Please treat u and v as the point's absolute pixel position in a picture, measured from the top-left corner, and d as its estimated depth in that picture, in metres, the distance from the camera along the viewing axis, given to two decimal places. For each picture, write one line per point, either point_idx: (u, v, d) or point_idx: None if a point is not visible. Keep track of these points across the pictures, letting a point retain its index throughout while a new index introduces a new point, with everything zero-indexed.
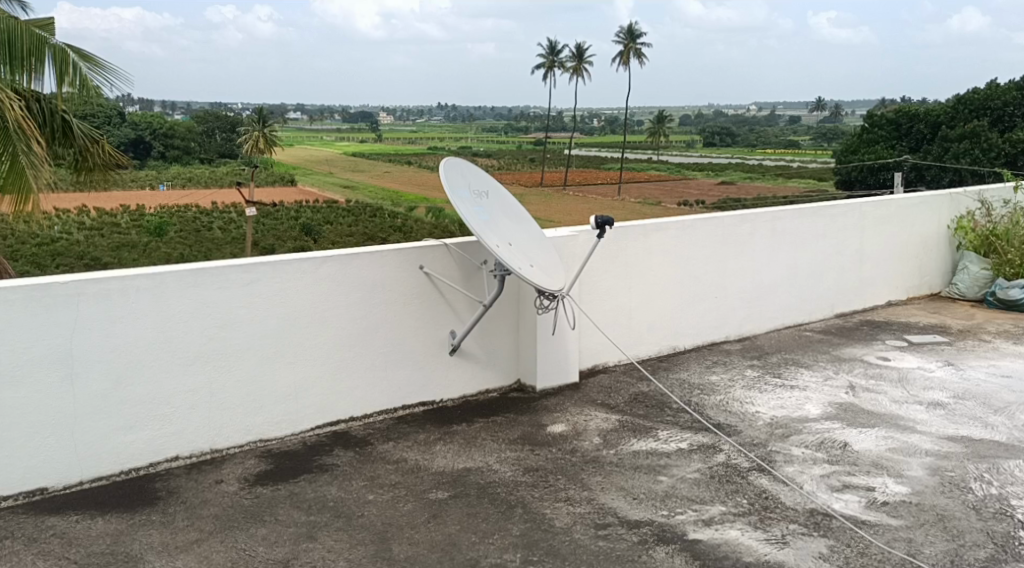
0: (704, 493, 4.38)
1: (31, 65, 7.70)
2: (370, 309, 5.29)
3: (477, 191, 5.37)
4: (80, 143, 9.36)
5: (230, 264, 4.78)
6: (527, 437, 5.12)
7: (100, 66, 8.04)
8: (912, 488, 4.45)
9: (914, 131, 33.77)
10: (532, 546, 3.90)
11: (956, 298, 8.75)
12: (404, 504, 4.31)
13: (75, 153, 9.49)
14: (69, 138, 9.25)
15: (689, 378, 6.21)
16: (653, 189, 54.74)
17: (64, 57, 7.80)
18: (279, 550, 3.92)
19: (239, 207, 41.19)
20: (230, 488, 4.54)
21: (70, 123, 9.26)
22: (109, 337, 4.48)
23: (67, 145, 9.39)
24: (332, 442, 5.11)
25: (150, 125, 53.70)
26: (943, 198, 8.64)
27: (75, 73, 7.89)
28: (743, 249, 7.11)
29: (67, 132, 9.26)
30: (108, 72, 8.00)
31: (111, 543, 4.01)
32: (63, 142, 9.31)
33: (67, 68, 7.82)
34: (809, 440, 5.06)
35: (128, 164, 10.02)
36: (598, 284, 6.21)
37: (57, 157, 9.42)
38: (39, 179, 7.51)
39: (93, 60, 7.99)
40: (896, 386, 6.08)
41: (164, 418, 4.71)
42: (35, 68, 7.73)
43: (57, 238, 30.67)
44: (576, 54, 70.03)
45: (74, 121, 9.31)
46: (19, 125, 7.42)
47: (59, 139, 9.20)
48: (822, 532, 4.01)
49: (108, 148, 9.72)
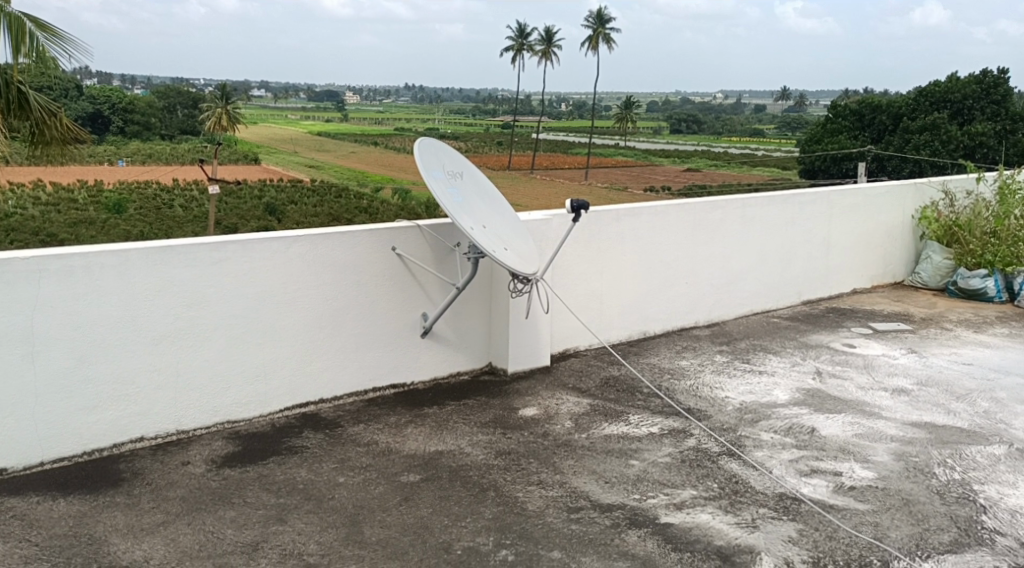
0: (675, 477, 4.41)
1: None
2: (341, 290, 5.23)
3: (451, 172, 5.32)
4: (37, 116, 9.16)
5: (197, 242, 4.69)
6: (498, 420, 5.10)
7: (58, 37, 7.83)
8: (878, 473, 4.51)
9: (877, 121, 34.20)
10: (504, 529, 3.89)
11: (919, 287, 8.88)
12: (376, 487, 4.28)
13: (31, 126, 9.27)
14: (24, 110, 9.05)
15: (659, 362, 6.23)
16: (619, 174, 54.90)
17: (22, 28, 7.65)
18: (247, 533, 3.87)
19: (201, 185, 40.60)
20: (197, 470, 4.47)
21: (26, 95, 9.07)
22: (72, 315, 4.38)
23: (23, 117, 9.18)
24: (301, 423, 5.05)
25: (109, 99, 52.69)
26: (908, 188, 8.74)
27: (31, 43, 7.72)
28: (713, 235, 7.14)
29: (23, 104, 9.08)
30: (65, 42, 7.79)
31: (73, 525, 3.93)
32: (19, 115, 9.11)
33: (23, 38, 7.67)
34: (778, 425, 5.11)
35: (86, 139, 9.80)
36: (570, 268, 6.20)
37: (12, 129, 9.22)
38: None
39: (50, 30, 7.80)
40: (861, 372, 6.16)
41: (129, 398, 4.62)
42: None
43: (12, 213, 29.97)
44: (544, 36, 69.85)
45: (30, 93, 9.11)
46: None
47: (14, 110, 9.01)
48: (791, 516, 4.05)
49: (66, 122, 9.50)
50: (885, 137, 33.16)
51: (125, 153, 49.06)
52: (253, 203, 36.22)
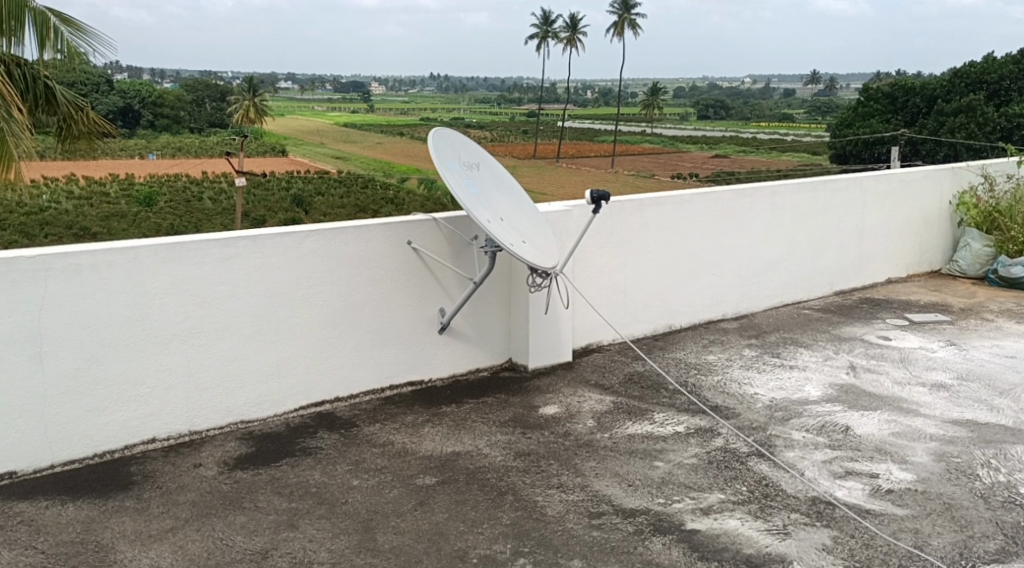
0: (702, 480, 4.22)
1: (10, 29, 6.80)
2: (356, 286, 5.09)
3: (467, 163, 5.16)
4: (64, 111, 8.82)
5: (207, 238, 4.56)
6: (518, 419, 4.94)
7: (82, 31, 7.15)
8: (917, 475, 4.30)
9: (911, 104, 33.40)
10: (522, 536, 3.73)
11: (957, 276, 8.57)
12: (390, 490, 4.13)
13: (59, 121, 8.94)
14: (51, 105, 8.69)
15: (685, 357, 6.04)
16: (647, 162, 54.36)
17: (43, 20, 6.95)
18: (257, 540, 3.74)
19: (230, 177, 40.67)
20: (209, 472, 4.35)
21: (53, 90, 8.72)
22: (80, 315, 4.27)
23: (50, 112, 8.81)
24: (316, 423, 4.92)
25: (139, 94, 52.97)
26: (945, 172, 8.43)
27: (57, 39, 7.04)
28: (741, 224, 6.91)
29: (50, 98, 8.70)
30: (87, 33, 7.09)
31: (81, 531, 3.81)
32: (45, 110, 8.73)
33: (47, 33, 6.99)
34: (810, 424, 4.90)
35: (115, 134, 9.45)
36: (593, 260, 6.01)
37: (40, 125, 8.90)
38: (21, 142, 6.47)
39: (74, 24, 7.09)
40: (897, 366, 5.93)
41: (140, 399, 4.51)
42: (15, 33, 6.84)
43: (45, 208, 30.22)
44: (569, 22, 69.29)
45: (57, 88, 8.77)
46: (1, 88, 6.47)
47: (40, 106, 8.67)
48: (825, 521, 3.85)
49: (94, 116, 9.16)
50: (919, 120, 32.45)
51: (154, 145, 49.31)
52: (282, 195, 36.22)
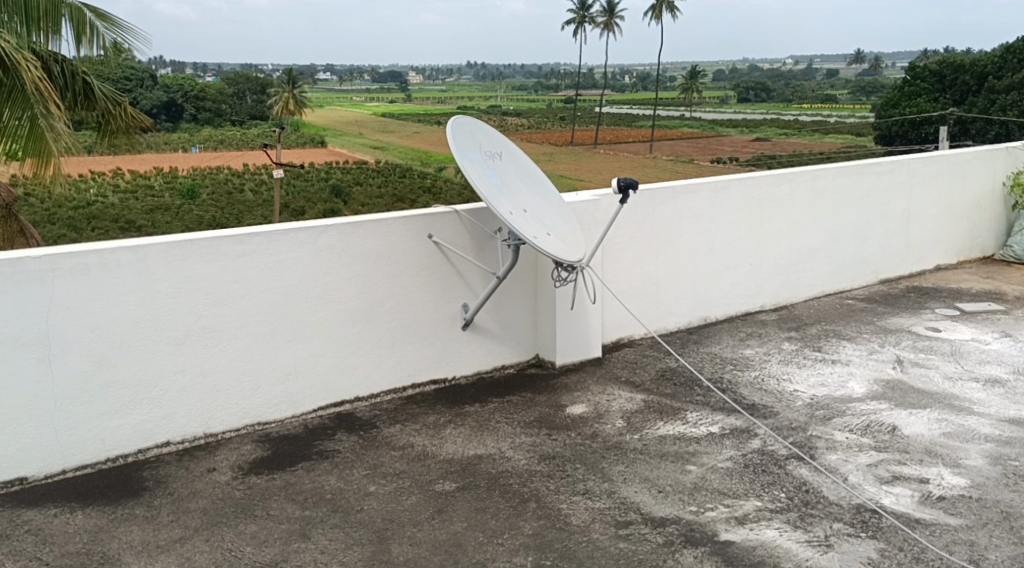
0: (737, 485, 3.97)
1: (47, 25, 5.92)
2: (375, 281, 4.90)
3: (488, 152, 4.94)
4: (103, 106, 7.89)
5: (219, 235, 4.38)
6: (544, 419, 4.73)
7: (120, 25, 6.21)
8: (971, 481, 4.02)
9: (959, 82, 31.73)
10: (544, 548, 3.51)
11: (1011, 262, 8.16)
12: (408, 497, 3.93)
13: (97, 116, 8.06)
14: (89, 100, 7.81)
15: (721, 352, 5.77)
16: (686, 147, 53.59)
17: (79, 15, 6.02)
18: (267, 551, 3.53)
19: (270, 169, 40.84)
20: (222, 478, 4.14)
21: (91, 84, 7.84)
22: (89, 316, 4.10)
23: (88, 108, 7.96)
24: (335, 424, 4.73)
25: (182, 87, 53.26)
26: (999, 152, 8.00)
27: (93, 36, 6.10)
28: (780, 211, 6.61)
29: (88, 93, 7.82)
30: (129, 30, 6.19)
31: (88, 541, 3.61)
32: (83, 105, 7.87)
33: (84, 28, 6.04)
34: (854, 424, 4.64)
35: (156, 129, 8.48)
36: (623, 251, 5.76)
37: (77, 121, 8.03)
38: (60, 144, 5.62)
39: (111, 18, 6.16)
40: (948, 360, 5.61)
41: (153, 401, 4.33)
42: (52, 28, 5.94)
43: (92, 201, 30.50)
44: (608, 7, 68.44)
45: (95, 81, 7.88)
46: (37, 82, 5.57)
47: (79, 102, 7.80)
48: (871, 532, 3.59)
49: (134, 110, 8.22)
50: (968, 98, 31.44)
51: (197, 138, 49.56)
52: (320, 185, 36.33)
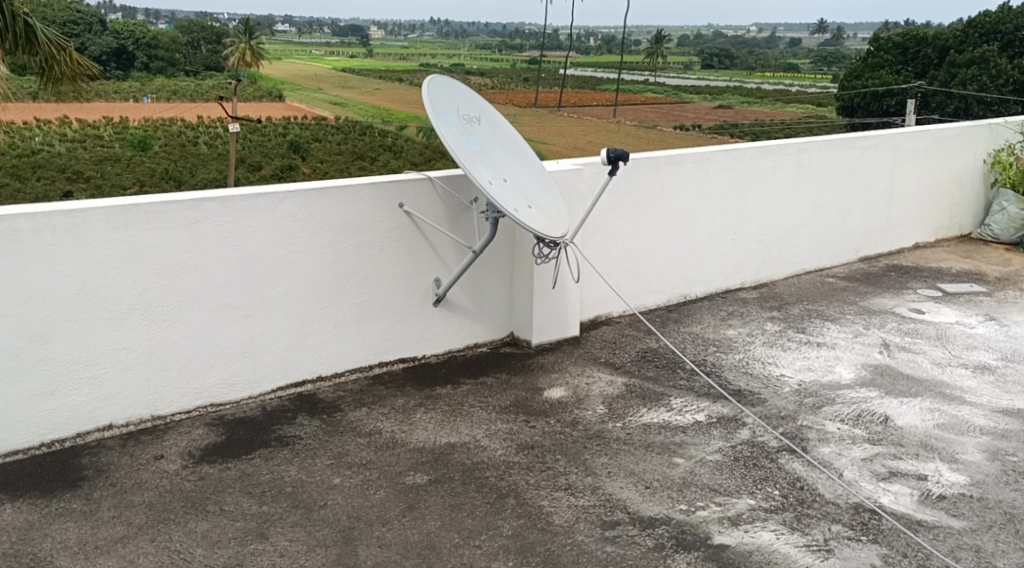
0: (728, 481, 3.73)
1: None
2: (340, 253, 4.54)
3: (467, 116, 4.59)
4: (47, 52, 7.36)
5: (168, 199, 3.98)
6: (520, 404, 4.44)
7: None
8: (971, 478, 3.83)
9: (921, 56, 31.75)
10: (526, 552, 3.24)
11: (989, 241, 8.01)
12: (376, 492, 3.62)
13: (40, 63, 7.50)
14: (32, 45, 7.26)
15: (702, 332, 5.52)
16: (649, 112, 53.30)
17: None
18: (220, 553, 3.20)
19: (227, 122, 39.69)
20: (171, 467, 3.79)
21: (34, 26, 7.29)
22: (20, 286, 3.68)
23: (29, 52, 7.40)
24: (296, 406, 4.39)
25: (133, 34, 51.46)
26: (981, 129, 7.82)
27: None
28: (764, 185, 6.35)
29: (30, 37, 7.28)
30: None
31: (17, 541, 3.25)
32: (24, 49, 7.31)
33: None
34: (845, 413, 4.42)
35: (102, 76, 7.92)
36: (603, 224, 5.47)
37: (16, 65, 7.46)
38: None
39: None
40: (934, 345, 5.43)
41: (94, 381, 3.95)
42: None
43: (38, 150, 29.37)
44: None
45: (38, 24, 7.33)
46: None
47: (20, 46, 7.24)
48: (872, 536, 3.37)
49: (79, 57, 7.66)
50: (929, 70, 31.42)
51: (150, 87, 48.04)
52: (278, 140, 35.42)
